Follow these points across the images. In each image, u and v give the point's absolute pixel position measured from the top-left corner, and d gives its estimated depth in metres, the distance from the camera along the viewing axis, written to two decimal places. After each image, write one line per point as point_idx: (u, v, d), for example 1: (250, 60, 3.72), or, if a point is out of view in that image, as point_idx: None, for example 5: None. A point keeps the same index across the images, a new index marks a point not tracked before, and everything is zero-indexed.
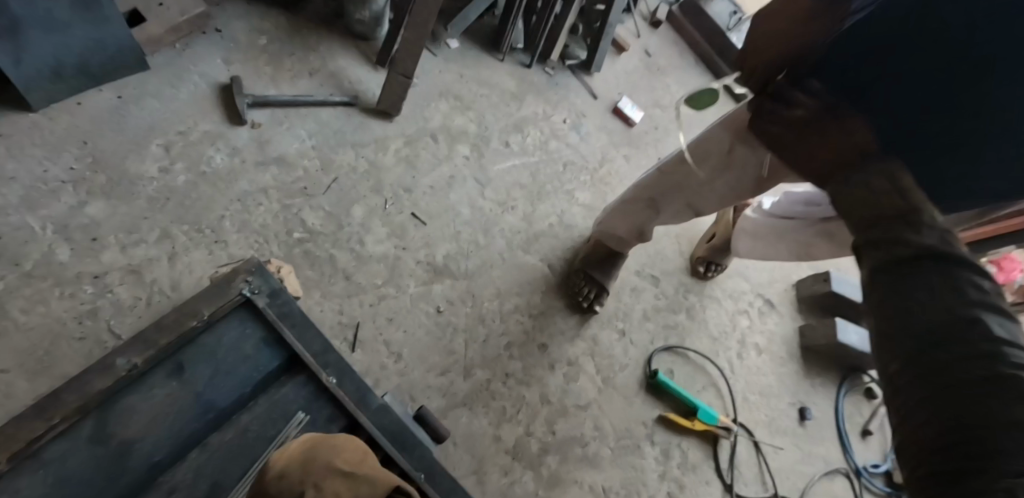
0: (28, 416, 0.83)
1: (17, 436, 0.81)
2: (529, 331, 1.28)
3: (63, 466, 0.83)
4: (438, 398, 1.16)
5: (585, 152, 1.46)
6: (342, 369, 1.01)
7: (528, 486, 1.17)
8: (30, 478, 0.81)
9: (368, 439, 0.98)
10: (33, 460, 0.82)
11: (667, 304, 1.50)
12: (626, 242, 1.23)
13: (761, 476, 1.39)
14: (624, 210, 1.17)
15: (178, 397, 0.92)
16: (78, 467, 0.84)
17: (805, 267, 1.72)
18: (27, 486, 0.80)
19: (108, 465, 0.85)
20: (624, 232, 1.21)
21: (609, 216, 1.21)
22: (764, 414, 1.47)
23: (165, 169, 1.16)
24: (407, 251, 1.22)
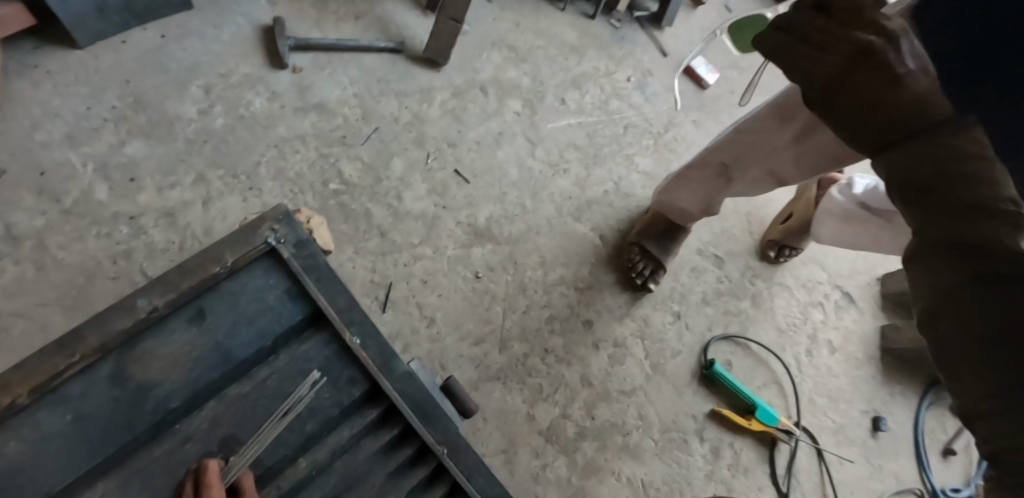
0: (50, 349, 0.77)
1: (39, 369, 0.75)
2: (574, 306, 1.18)
3: (82, 403, 0.78)
4: (470, 369, 1.08)
5: (649, 115, 1.33)
6: (367, 330, 0.94)
7: (560, 471, 1.09)
8: (50, 414, 0.76)
9: (391, 405, 0.93)
10: (53, 396, 0.76)
11: (730, 288, 1.36)
12: (691, 214, 1.10)
13: (823, 487, 1.24)
14: (689, 179, 1.03)
15: (199, 344, 0.85)
16: (97, 406, 0.79)
17: (897, 259, 1.51)
18: (46, 421, 0.76)
19: (127, 408, 0.80)
20: (690, 203, 1.07)
21: (671, 185, 1.07)
22: (832, 419, 1.31)
23: (204, 111, 1.12)
24: (447, 210, 1.14)
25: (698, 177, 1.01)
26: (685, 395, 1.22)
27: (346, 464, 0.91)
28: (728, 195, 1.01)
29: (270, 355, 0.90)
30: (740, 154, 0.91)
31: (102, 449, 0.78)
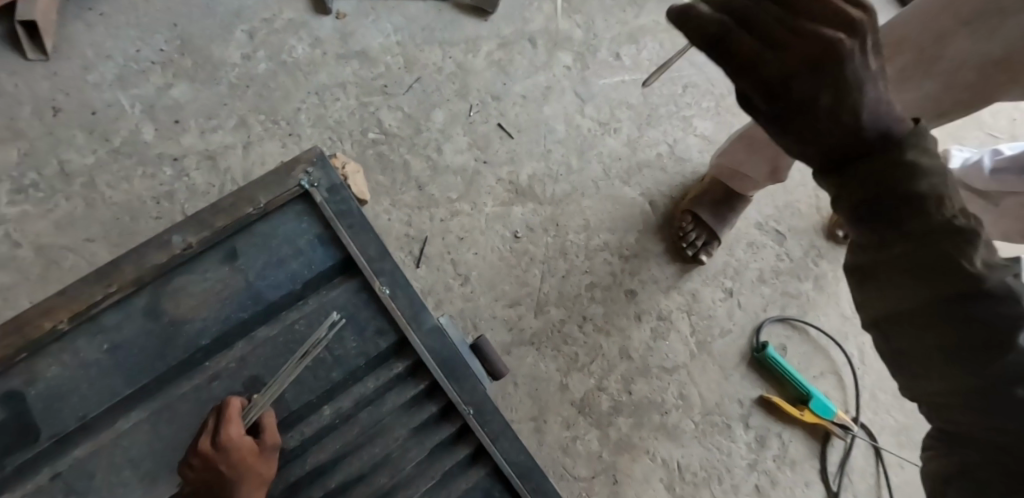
0: (89, 280, 0.81)
1: (77, 298, 0.79)
2: (617, 274, 1.11)
3: (118, 334, 0.81)
4: (504, 331, 1.04)
5: (712, 75, 1.23)
6: (399, 281, 0.87)
7: (591, 445, 1.04)
8: (89, 341, 0.80)
9: (418, 360, 0.87)
10: (92, 325, 0.80)
11: (791, 267, 1.25)
12: (753, 182, 1.01)
13: (880, 488, 1.14)
14: (751, 142, 0.94)
15: (229, 283, 0.85)
16: (132, 337, 0.82)
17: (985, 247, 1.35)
18: (85, 348, 0.80)
19: (160, 340, 0.82)
20: (751, 169, 0.98)
21: (731, 149, 0.99)
22: (896, 417, 1.20)
23: (248, 56, 1.11)
24: (488, 166, 1.09)
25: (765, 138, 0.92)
26: (733, 378, 1.14)
27: (372, 416, 0.86)
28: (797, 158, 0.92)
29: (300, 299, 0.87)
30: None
31: (136, 378, 0.81)
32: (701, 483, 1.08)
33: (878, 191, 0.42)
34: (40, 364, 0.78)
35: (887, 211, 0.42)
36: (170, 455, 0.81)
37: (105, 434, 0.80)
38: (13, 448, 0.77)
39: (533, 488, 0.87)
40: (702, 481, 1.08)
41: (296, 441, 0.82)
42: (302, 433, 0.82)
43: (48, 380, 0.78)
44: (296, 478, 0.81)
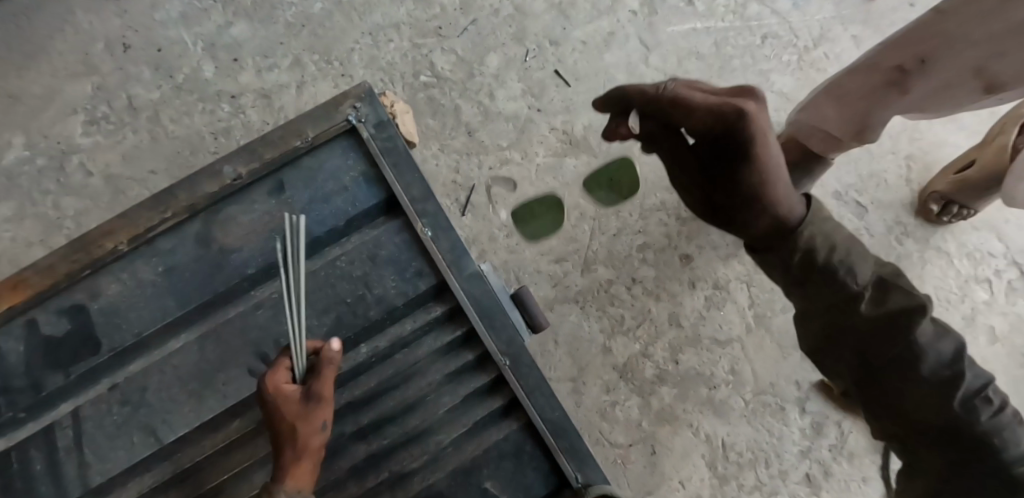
0: (147, 205, 0.84)
1: (137, 221, 0.83)
2: (673, 236, 1.05)
3: (172, 258, 0.84)
4: (547, 287, 1.00)
5: (797, 25, 1.12)
6: (441, 223, 0.84)
7: (631, 413, 1.00)
8: (146, 263, 0.84)
9: (457, 307, 0.85)
10: (148, 248, 0.84)
11: (869, 244, 1.14)
12: (838, 142, 0.90)
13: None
14: (846, 94, 0.82)
15: (277, 215, 0.85)
16: (184, 261, 0.84)
17: None
18: (143, 269, 0.84)
19: (209, 266, 0.84)
20: (837, 127, 0.86)
21: (822, 103, 0.87)
22: None
23: None
24: (541, 115, 1.04)
25: (860, 92, 0.80)
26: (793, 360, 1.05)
27: (407, 358, 0.84)
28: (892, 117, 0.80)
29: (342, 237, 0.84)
30: (937, 50, 0.69)
31: (186, 302, 0.84)
32: (747, 464, 1.01)
33: (820, 271, 0.69)
34: (103, 282, 0.83)
35: (812, 281, 0.70)
36: (213, 378, 0.83)
37: (158, 350, 0.84)
38: (76, 358, 0.82)
39: (565, 446, 0.83)
40: (747, 463, 1.01)
41: None
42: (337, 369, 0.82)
43: (109, 297, 0.83)
44: None
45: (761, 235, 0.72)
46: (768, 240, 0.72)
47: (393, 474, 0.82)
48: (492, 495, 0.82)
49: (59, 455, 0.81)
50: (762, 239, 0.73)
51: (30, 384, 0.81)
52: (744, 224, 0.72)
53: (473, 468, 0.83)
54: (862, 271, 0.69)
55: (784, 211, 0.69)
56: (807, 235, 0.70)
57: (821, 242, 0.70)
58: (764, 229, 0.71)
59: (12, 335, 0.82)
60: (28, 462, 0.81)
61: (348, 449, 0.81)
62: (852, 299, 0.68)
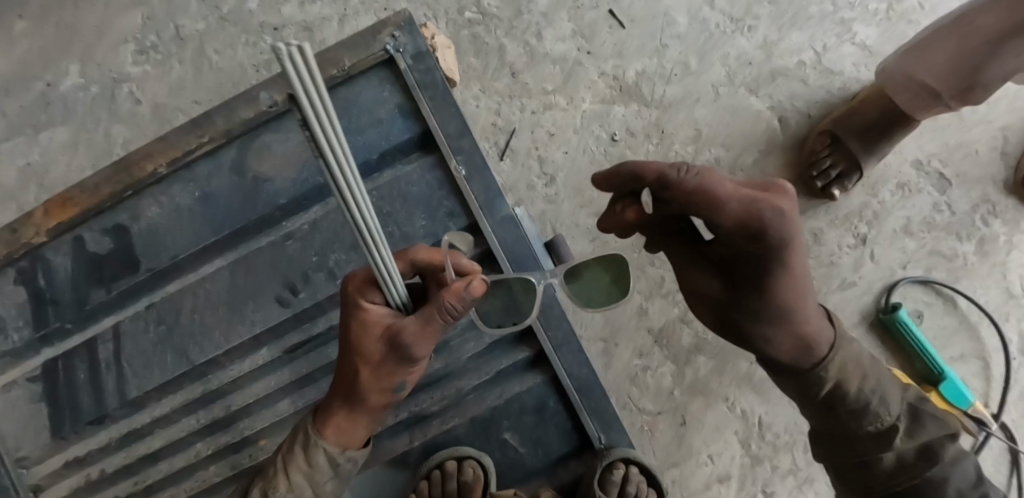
0: (185, 129, 0.80)
1: (174, 145, 0.80)
2: None
3: (209, 184, 0.81)
4: (585, 242, 0.95)
5: None
6: (476, 162, 0.79)
7: (664, 380, 0.95)
8: (182, 189, 0.81)
9: (489, 253, 0.80)
10: (186, 173, 0.81)
11: (949, 222, 1.02)
12: (937, 97, 0.80)
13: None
14: (972, 38, 0.72)
15: None
16: (221, 188, 0.81)
17: None
18: (179, 194, 0.81)
19: (244, 194, 0.81)
20: (942, 78, 0.77)
21: (933, 48, 0.76)
22: None
23: None
24: (591, 57, 0.98)
25: (984, 34, 0.71)
26: None
27: None
28: (1013, 64, 0.73)
29: (375, 171, 0.81)
30: None
31: (220, 228, 0.82)
32: (783, 447, 0.97)
33: (849, 408, 0.73)
34: (144, 204, 0.81)
35: (838, 412, 0.73)
36: (242, 305, 0.82)
37: (191, 275, 0.83)
38: (118, 275, 0.82)
39: (590, 405, 0.79)
40: (784, 445, 0.97)
41: None
42: None
43: (149, 219, 0.81)
44: None
45: (777, 342, 0.69)
46: (791, 351, 0.70)
47: (412, 415, 0.81)
48: (511, 446, 0.81)
49: (98, 368, 0.82)
50: (781, 352, 0.71)
51: (74, 298, 0.82)
52: (758, 332, 0.68)
53: (493, 418, 0.81)
54: (892, 401, 0.74)
55: (803, 321, 0.67)
56: (838, 362, 0.72)
57: (850, 368, 0.73)
58: (783, 339, 0.69)
59: (60, 249, 0.81)
60: (72, 372, 0.82)
61: None
62: (881, 432, 0.74)
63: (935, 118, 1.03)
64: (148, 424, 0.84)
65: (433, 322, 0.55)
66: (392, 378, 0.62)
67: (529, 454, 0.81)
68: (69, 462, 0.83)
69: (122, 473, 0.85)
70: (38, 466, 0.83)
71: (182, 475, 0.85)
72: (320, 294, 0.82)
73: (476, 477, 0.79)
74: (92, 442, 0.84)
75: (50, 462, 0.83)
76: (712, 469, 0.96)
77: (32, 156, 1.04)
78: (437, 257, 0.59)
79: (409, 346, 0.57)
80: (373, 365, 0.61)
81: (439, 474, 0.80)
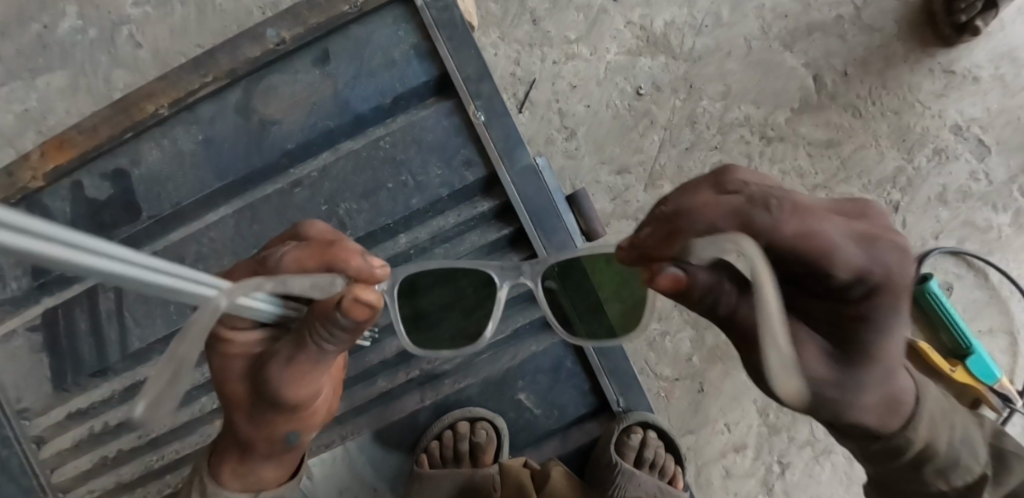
0: (186, 68, 0.74)
1: (175, 84, 0.74)
2: (754, 158, 0.93)
3: (212, 127, 0.75)
4: (606, 200, 0.91)
5: None
6: (496, 108, 0.75)
7: (682, 346, 0.92)
8: (184, 131, 0.75)
9: (508, 203, 0.77)
10: (189, 115, 0.75)
11: (986, 192, 0.98)
12: None
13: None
14: None
15: (318, 88, 0.75)
16: (225, 131, 0.75)
17: None
18: (180, 138, 0.75)
19: (249, 139, 0.75)
20: None
21: None
22: None
23: None
24: (618, 5, 0.92)
25: None
26: None
27: (447, 253, 0.78)
28: None
29: (389, 116, 0.76)
30: None
31: (225, 174, 0.76)
32: (802, 417, 0.95)
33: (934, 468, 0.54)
34: (144, 146, 0.75)
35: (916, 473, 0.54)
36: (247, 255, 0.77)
37: (194, 224, 0.77)
38: (119, 221, 0.76)
39: (609, 365, 0.77)
40: (802, 415, 0.95)
41: None
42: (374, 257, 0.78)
43: (150, 163, 0.76)
44: None
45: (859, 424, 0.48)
46: (875, 416, 0.47)
47: (423, 372, 0.78)
48: (526, 407, 0.78)
49: (100, 321, 0.78)
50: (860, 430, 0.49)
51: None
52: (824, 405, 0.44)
53: (507, 378, 0.78)
54: (977, 444, 0.56)
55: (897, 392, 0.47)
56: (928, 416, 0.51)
57: (939, 419, 0.53)
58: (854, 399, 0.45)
59: (59, 194, 0.75)
60: (71, 321, 0.78)
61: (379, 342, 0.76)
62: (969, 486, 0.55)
63: (980, 82, 0.97)
64: (151, 378, 0.80)
65: (307, 345, 0.45)
66: (277, 427, 0.54)
67: (543, 416, 0.79)
68: (71, 414, 0.80)
69: (123, 427, 0.81)
70: (39, 418, 0.80)
71: (186, 429, 0.82)
72: None
73: (488, 438, 0.78)
74: (94, 395, 0.80)
75: (49, 416, 0.80)
76: (728, 437, 0.95)
77: (29, 102, 0.99)
78: (309, 262, 0.43)
79: (279, 378, 0.47)
80: (250, 407, 0.52)
81: (451, 435, 0.78)
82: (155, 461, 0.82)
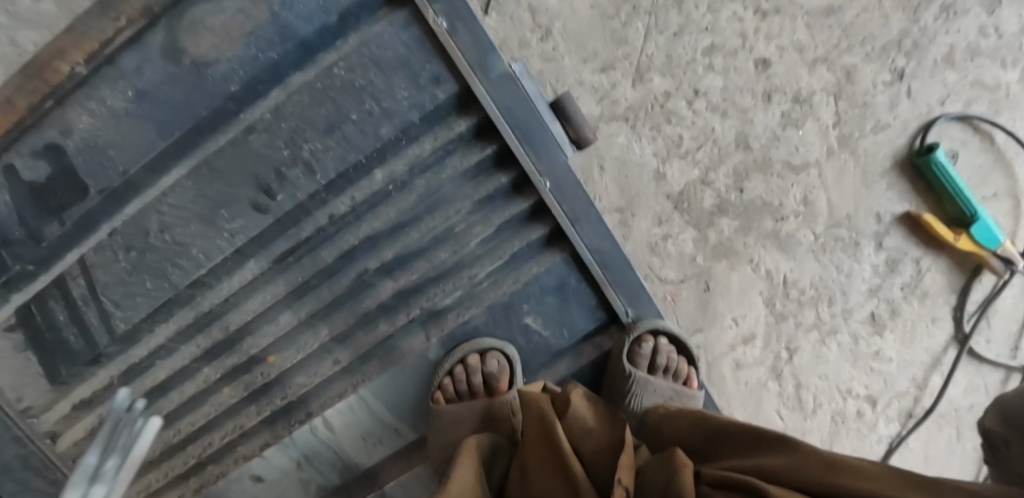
0: (93, 12, 0.63)
1: (86, 36, 0.63)
2: (748, 36, 0.85)
3: (140, 78, 0.65)
4: (592, 103, 0.84)
5: None
6: (459, 11, 0.66)
7: (685, 247, 0.90)
8: (112, 89, 0.65)
9: (488, 119, 0.70)
10: (112, 69, 0.64)
11: (995, 47, 0.91)
12: None
13: (1014, 340, 1.03)
14: None
15: (253, 14, 0.65)
16: (159, 83, 0.65)
17: None
18: (111, 97, 0.65)
19: (187, 86, 0.66)
20: None
21: None
22: None
23: None
24: None
25: None
26: (878, 186, 0.92)
27: (429, 183, 0.71)
28: None
29: (339, 35, 0.67)
30: None
31: (170, 131, 0.67)
32: (808, 303, 0.95)
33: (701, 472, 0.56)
34: (70, 113, 0.64)
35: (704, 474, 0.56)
36: (214, 215, 0.70)
37: (149, 193, 0.68)
38: (67, 203, 0.67)
39: (614, 277, 0.74)
40: (808, 301, 0.95)
41: (346, 207, 0.71)
42: (352, 198, 0.71)
43: (83, 132, 0.65)
44: (347, 248, 0.73)
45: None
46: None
47: (425, 310, 0.75)
48: (533, 331, 0.76)
49: (77, 306, 0.71)
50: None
51: (27, 235, 0.67)
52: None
53: (511, 303, 0.75)
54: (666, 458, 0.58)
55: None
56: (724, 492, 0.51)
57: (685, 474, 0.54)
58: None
59: None
60: (48, 314, 0.71)
61: (373, 286, 0.74)
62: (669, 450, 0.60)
63: None
64: (145, 358, 0.74)
65: None
66: None
67: (553, 337, 0.77)
68: (77, 405, 0.75)
69: None
70: (47, 413, 0.74)
71: (197, 401, 0.76)
72: (302, 191, 0.71)
73: (501, 367, 0.76)
74: (93, 383, 0.74)
75: (55, 412, 0.74)
76: (736, 331, 0.95)
77: None
78: None
79: None
80: None
81: (463, 369, 0.76)
82: (173, 436, 0.77)
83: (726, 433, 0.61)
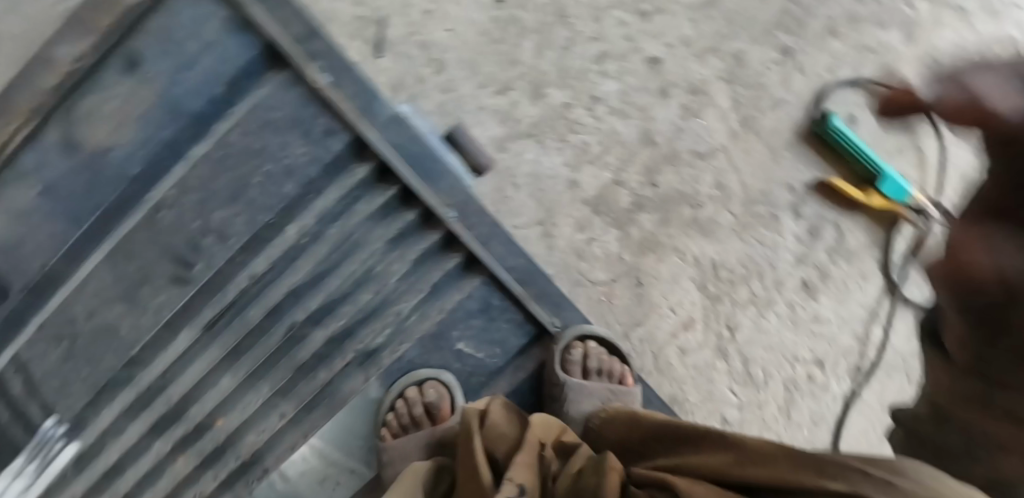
0: None
1: None
2: (635, 38, 0.89)
3: (43, 174, 0.65)
4: (495, 125, 0.87)
5: None
6: (338, 65, 0.69)
7: (610, 247, 0.92)
8: (17, 190, 0.64)
9: (384, 162, 0.72)
10: (12, 170, 0.64)
11: (873, 13, 0.95)
12: None
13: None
14: None
15: (141, 96, 0.66)
16: (62, 177, 0.65)
17: None
18: (15, 198, 0.64)
19: (89, 175, 0.66)
20: None
21: None
22: None
23: None
24: None
25: None
26: (785, 160, 0.96)
27: (341, 231, 0.73)
28: None
29: (229, 104, 0.69)
30: None
31: (80, 221, 0.67)
32: (739, 280, 0.99)
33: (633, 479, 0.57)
34: None
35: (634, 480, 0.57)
36: (135, 294, 0.71)
37: (69, 284, 0.68)
38: None
39: (534, 292, 0.77)
40: (739, 278, 0.99)
41: (264, 266, 0.73)
42: (268, 257, 0.73)
43: None
44: (273, 305, 0.74)
45: None
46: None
47: (358, 352, 0.78)
48: (467, 354, 0.79)
49: (14, 412, 0.69)
50: None
51: None
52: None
53: (441, 331, 0.78)
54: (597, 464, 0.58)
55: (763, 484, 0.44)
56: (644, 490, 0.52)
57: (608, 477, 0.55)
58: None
59: None
60: None
61: (305, 338, 0.76)
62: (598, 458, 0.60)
63: None
64: (90, 448, 0.73)
65: None
66: None
67: (488, 356, 0.79)
68: None
69: None
70: None
71: (151, 477, 0.76)
72: (218, 259, 0.72)
73: (439, 395, 0.78)
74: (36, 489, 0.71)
75: None
76: (675, 318, 0.98)
77: None
78: None
79: None
80: None
81: (403, 402, 0.78)
82: None
83: (657, 435, 0.62)
